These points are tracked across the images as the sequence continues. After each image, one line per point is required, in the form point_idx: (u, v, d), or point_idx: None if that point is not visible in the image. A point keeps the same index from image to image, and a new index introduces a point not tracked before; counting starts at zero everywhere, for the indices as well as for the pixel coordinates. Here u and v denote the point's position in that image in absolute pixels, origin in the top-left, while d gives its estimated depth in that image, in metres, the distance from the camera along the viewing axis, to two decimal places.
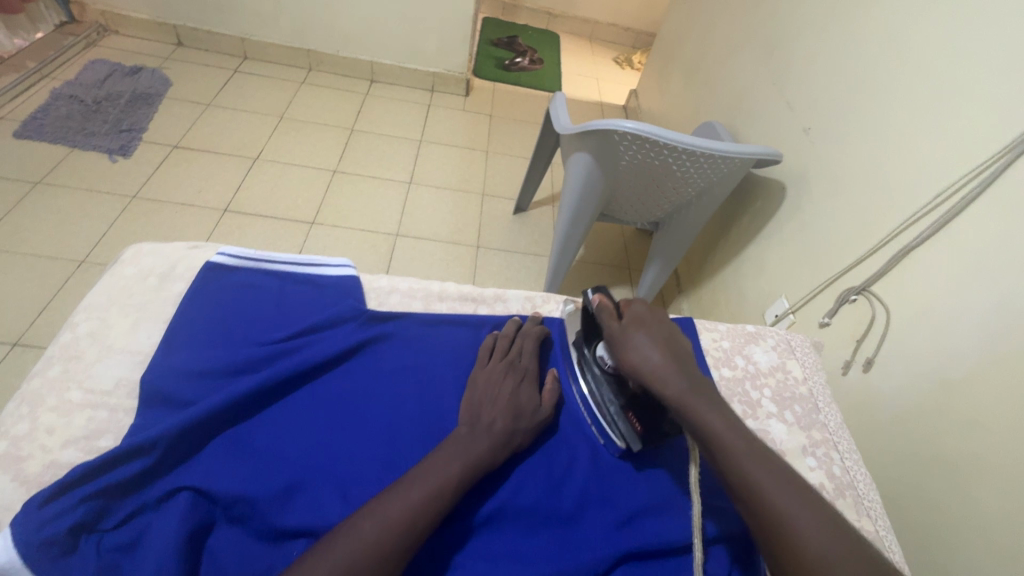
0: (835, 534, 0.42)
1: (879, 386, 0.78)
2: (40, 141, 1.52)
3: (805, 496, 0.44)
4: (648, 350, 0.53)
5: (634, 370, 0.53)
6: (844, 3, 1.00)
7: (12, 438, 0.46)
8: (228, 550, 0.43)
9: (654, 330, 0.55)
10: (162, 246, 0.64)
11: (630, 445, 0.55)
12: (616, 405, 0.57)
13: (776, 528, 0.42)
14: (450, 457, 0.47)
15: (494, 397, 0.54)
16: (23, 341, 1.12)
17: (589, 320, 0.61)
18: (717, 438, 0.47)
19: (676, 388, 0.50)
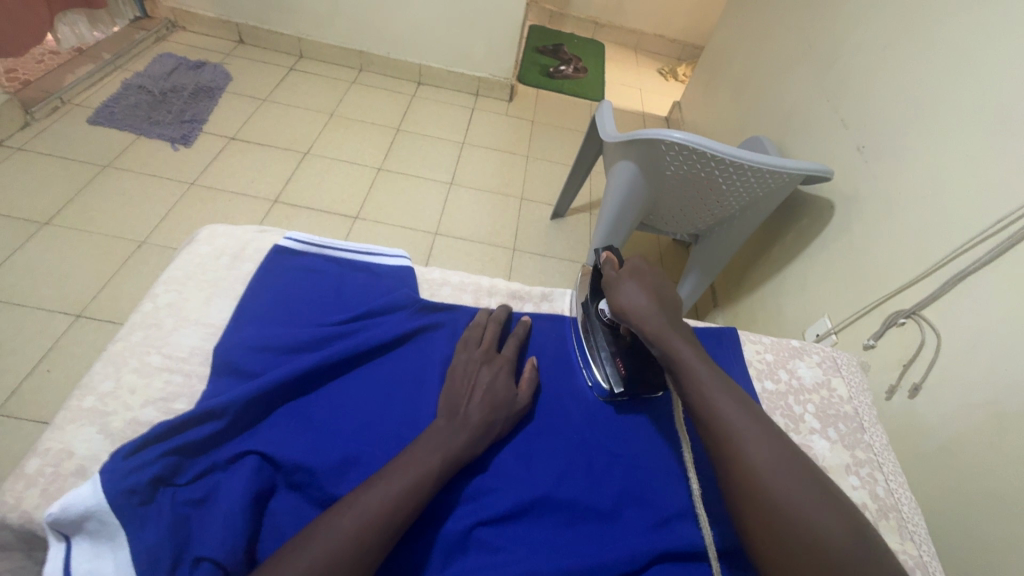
0: (780, 452, 0.46)
1: (926, 411, 0.76)
2: (111, 128, 1.62)
3: (759, 420, 0.48)
4: (635, 294, 0.58)
5: (620, 308, 0.59)
6: (906, 21, 0.98)
7: (99, 394, 0.50)
8: (288, 515, 0.46)
9: (647, 280, 0.60)
10: (233, 228, 0.69)
11: (612, 386, 0.61)
12: (607, 349, 0.63)
13: (725, 439, 0.47)
14: (431, 448, 0.48)
15: (471, 389, 0.54)
16: (86, 312, 1.20)
17: (597, 275, 0.68)
18: (689, 368, 0.51)
19: (655, 324, 0.56)
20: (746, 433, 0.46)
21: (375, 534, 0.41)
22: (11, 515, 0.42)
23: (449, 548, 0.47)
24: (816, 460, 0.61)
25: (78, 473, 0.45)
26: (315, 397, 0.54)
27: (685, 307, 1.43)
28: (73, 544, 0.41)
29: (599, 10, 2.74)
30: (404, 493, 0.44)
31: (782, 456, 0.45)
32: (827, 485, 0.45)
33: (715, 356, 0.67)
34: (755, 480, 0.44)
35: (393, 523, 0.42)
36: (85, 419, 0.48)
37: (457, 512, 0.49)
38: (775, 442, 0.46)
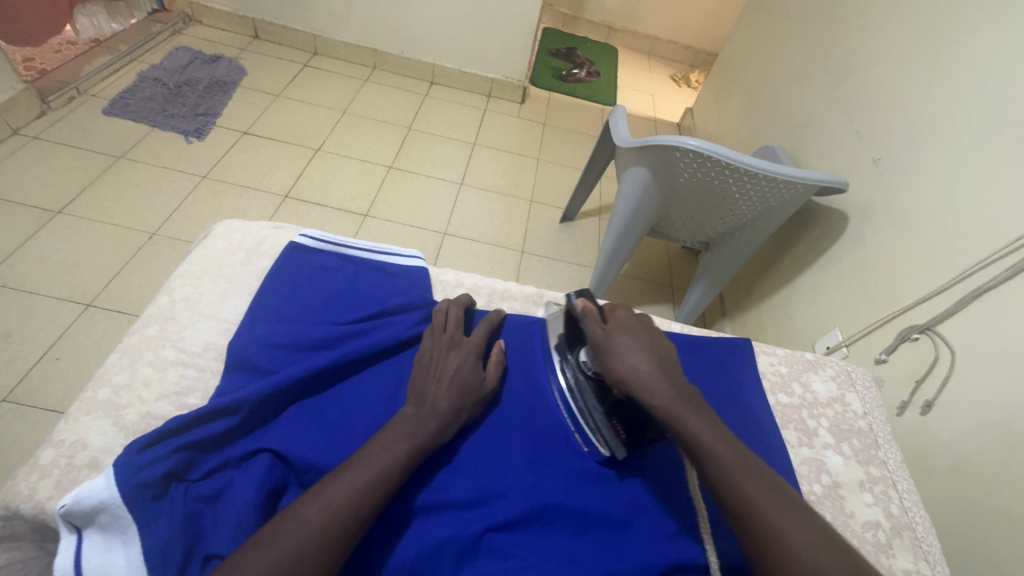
0: (831, 550, 0.40)
1: (939, 429, 0.75)
2: (125, 119, 1.63)
3: (798, 511, 0.43)
4: (634, 358, 0.53)
5: (619, 375, 0.53)
6: (926, 34, 0.97)
7: (114, 386, 0.50)
8: None
9: (640, 336, 0.55)
10: (249, 224, 0.69)
11: (614, 452, 0.55)
12: (599, 411, 0.56)
13: (769, 546, 0.41)
14: (397, 438, 0.47)
15: (437, 375, 0.53)
16: (96, 302, 1.20)
17: (574, 326, 0.61)
18: (707, 447, 0.46)
19: (664, 396, 0.50)
20: (786, 524, 0.42)
21: (336, 530, 0.40)
22: (25, 505, 0.42)
23: (458, 553, 0.46)
24: (829, 476, 0.60)
25: (91, 466, 0.45)
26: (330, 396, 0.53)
27: (693, 316, 1.42)
28: (84, 536, 0.41)
29: (613, 14, 2.74)
30: (364, 491, 0.42)
31: (832, 554, 0.40)
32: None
33: (728, 366, 0.66)
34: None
35: (354, 520, 0.41)
36: (100, 410, 0.48)
37: (471, 516, 0.49)
38: (822, 535, 0.41)
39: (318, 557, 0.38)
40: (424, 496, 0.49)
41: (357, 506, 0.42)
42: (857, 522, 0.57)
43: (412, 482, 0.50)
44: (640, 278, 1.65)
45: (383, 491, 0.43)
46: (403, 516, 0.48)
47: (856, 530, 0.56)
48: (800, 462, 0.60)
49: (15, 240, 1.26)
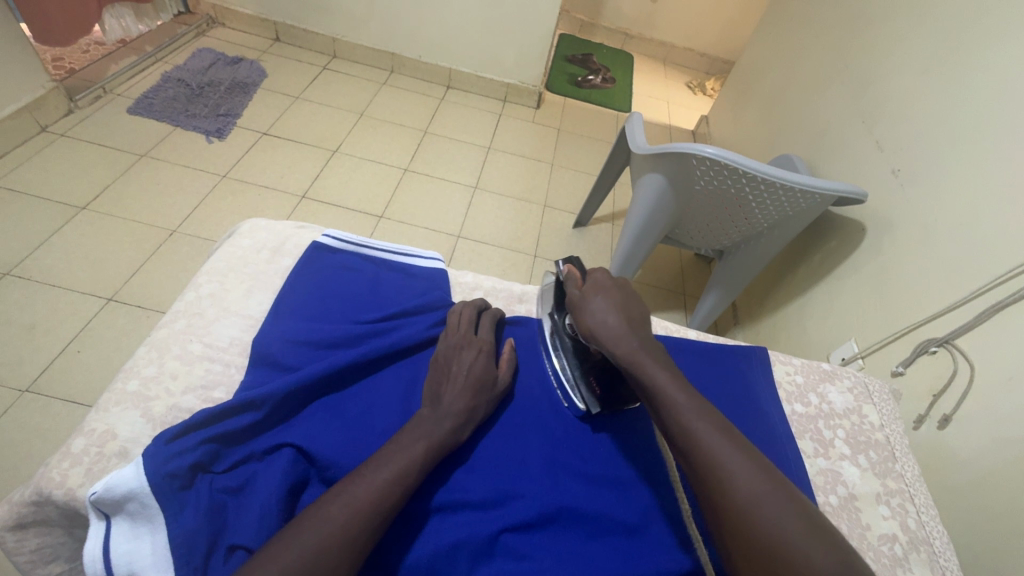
0: (768, 481, 0.41)
1: (957, 444, 0.74)
2: (148, 118, 1.67)
3: (743, 447, 0.44)
4: (604, 313, 0.55)
5: (589, 329, 0.56)
6: (949, 46, 0.97)
7: (142, 378, 0.51)
8: None
9: (613, 296, 0.57)
10: (273, 223, 0.70)
11: (589, 408, 0.59)
12: (577, 369, 0.60)
13: (709, 474, 0.42)
14: (415, 437, 0.48)
15: (451, 375, 0.54)
16: (117, 296, 1.22)
17: (561, 291, 0.65)
18: (662, 392, 0.48)
19: (627, 346, 0.52)
20: (727, 456, 0.43)
21: (359, 525, 0.40)
22: (57, 491, 0.43)
23: (477, 553, 0.47)
24: (845, 487, 0.60)
25: (120, 455, 0.46)
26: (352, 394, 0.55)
27: (705, 324, 1.42)
28: (113, 523, 0.42)
29: (629, 21, 2.75)
30: (382, 487, 0.43)
31: (769, 484, 0.41)
32: (814, 508, 0.41)
33: (744, 374, 0.66)
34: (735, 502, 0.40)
35: (376, 517, 0.41)
36: (129, 402, 0.49)
37: (488, 516, 0.49)
38: (761, 469, 0.42)
39: (342, 553, 0.39)
40: (441, 495, 0.50)
41: (377, 502, 0.42)
42: (874, 535, 0.56)
43: (428, 482, 0.51)
44: (653, 284, 1.64)
45: (405, 489, 0.44)
46: (421, 515, 0.49)
47: (872, 543, 0.55)
48: (816, 473, 0.60)
49: (41, 234, 1.29)
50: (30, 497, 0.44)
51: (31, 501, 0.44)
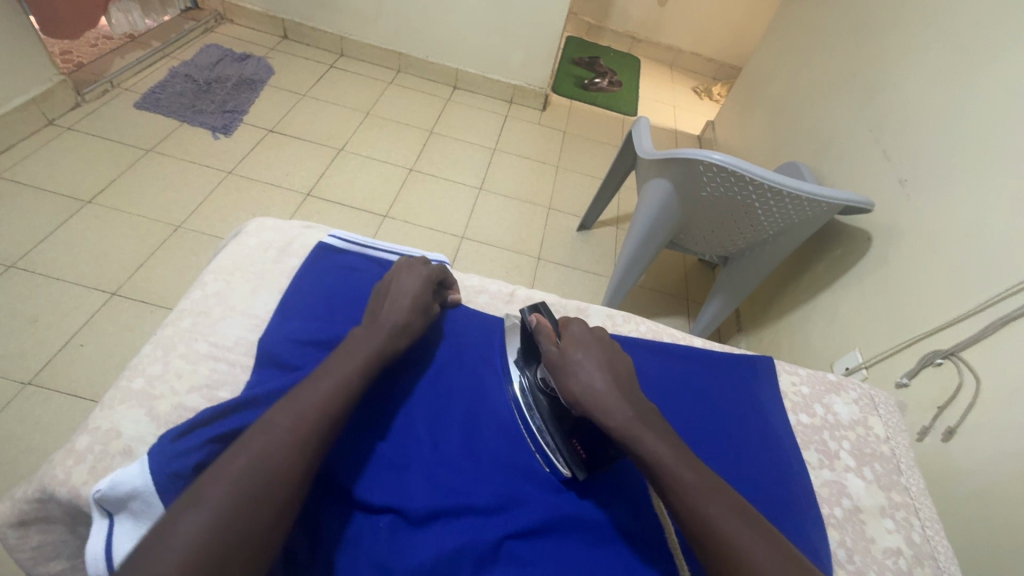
0: (796, 571, 0.40)
1: (960, 457, 0.74)
2: (155, 113, 1.67)
3: (762, 531, 0.42)
4: (591, 375, 0.51)
5: (576, 395, 0.51)
6: (959, 55, 0.96)
7: (148, 376, 0.51)
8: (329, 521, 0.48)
9: (595, 352, 0.53)
10: (280, 222, 0.70)
11: (574, 473, 0.53)
12: (558, 430, 0.54)
13: (736, 568, 0.40)
14: (352, 349, 0.50)
15: (393, 294, 0.57)
16: (121, 291, 1.23)
17: (530, 341, 0.60)
18: (669, 470, 0.45)
19: (623, 417, 0.48)
20: (751, 549, 0.40)
21: None
22: (61, 489, 0.43)
23: (480, 559, 0.46)
24: (850, 500, 0.59)
25: (124, 454, 0.46)
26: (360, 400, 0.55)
27: (708, 330, 1.41)
28: (116, 521, 0.42)
29: (637, 25, 2.75)
30: None
31: (794, 569, 0.40)
32: None
33: (748, 383, 0.66)
34: None
35: None
36: (134, 400, 0.49)
37: (493, 521, 0.49)
38: (785, 555, 0.40)
39: None
40: (448, 500, 0.49)
41: None
42: (878, 549, 0.56)
43: (431, 486, 0.50)
44: (656, 289, 1.64)
45: None
46: (423, 521, 0.48)
47: (876, 556, 0.55)
48: (821, 484, 0.60)
49: (46, 227, 1.29)
50: (34, 494, 0.44)
51: (34, 498, 0.44)
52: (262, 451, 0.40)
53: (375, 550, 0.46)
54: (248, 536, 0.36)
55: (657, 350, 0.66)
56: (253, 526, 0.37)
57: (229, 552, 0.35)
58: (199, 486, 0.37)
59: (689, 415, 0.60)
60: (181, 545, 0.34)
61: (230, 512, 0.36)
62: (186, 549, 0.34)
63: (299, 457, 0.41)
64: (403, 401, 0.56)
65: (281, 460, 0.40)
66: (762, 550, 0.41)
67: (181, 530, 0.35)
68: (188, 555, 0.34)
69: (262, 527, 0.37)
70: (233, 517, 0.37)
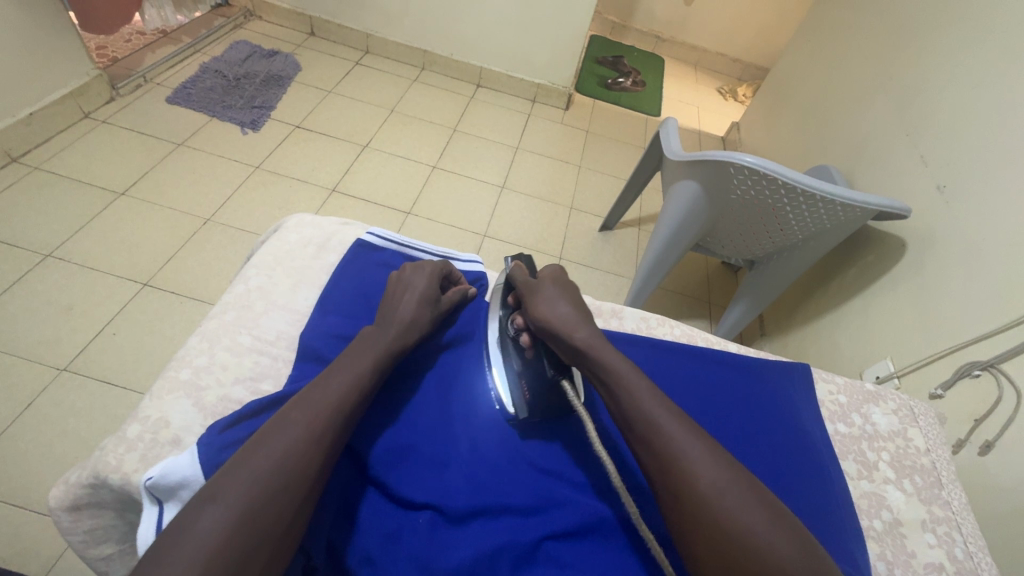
0: (733, 474, 0.40)
1: (998, 472, 0.72)
2: (187, 107, 1.70)
3: (701, 433, 0.43)
4: (557, 302, 0.54)
5: (539, 317, 0.54)
6: (1002, 58, 0.93)
7: (194, 368, 0.52)
8: (371, 516, 0.48)
9: (566, 287, 0.57)
10: (318, 218, 0.71)
11: (518, 413, 0.55)
12: (515, 368, 0.57)
13: (671, 464, 0.41)
14: (368, 351, 0.51)
15: (402, 295, 0.57)
16: (152, 282, 1.25)
17: (508, 284, 0.63)
18: (622, 382, 0.47)
19: (586, 334, 0.51)
20: (691, 452, 0.41)
21: None
22: (113, 475, 0.45)
23: (517, 557, 0.46)
24: (889, 512, 0.58)
25: (173, 443, 0.47)
26: (394, 396, 0.55)
27: (732, 334, 1.39)
28: (166, 508, 0.43)
29: (662, 24, 2.72)
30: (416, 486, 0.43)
31: (731, 474, 0.40)
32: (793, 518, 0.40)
33: (786, 391, 0.65)
34: (701, 496, 0.39)
35: None
36: (181, 390, 0.50)
37: (528, 522, 0.48)
38: (724, 462, 0.41)
39: None
40: (483, 498, 0.49)
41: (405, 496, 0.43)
42: (918, 563, 0.55)
43: (463, 484, 0.50)
44: (678, 292, 1.63)
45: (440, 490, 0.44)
46: (458, 518, 0.48)
47: (916, 570, 0.54)
48: (859, 496, 0.59)
49: (81, 218, 1.33)
50: (87, 479, 0.45)
51: (87, 483, 0.46)
52: (279, 451, 0.40)
53: (414, 546, 0.46)
54: (261, 537, 0.37)
55: (691, 354, 0.66)
56: (267, 528, 0.38)
57: (246, 548, 0.36)
58: (218, 487, 0.38)
59: (724, 421, 0.60)
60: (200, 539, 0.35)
61: (249, 507, 0.37)
62: (203, 550, 0.35)
63: (313, 459, 0.42)
64: (439, 397, 0.56)
65: (296, 462, 0.41)
66: (701, 453, 0.41)
67: (197, 531, 0.35)
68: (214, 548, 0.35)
69: (276, 528, 0.38)
70: (261, 515, 0.38)
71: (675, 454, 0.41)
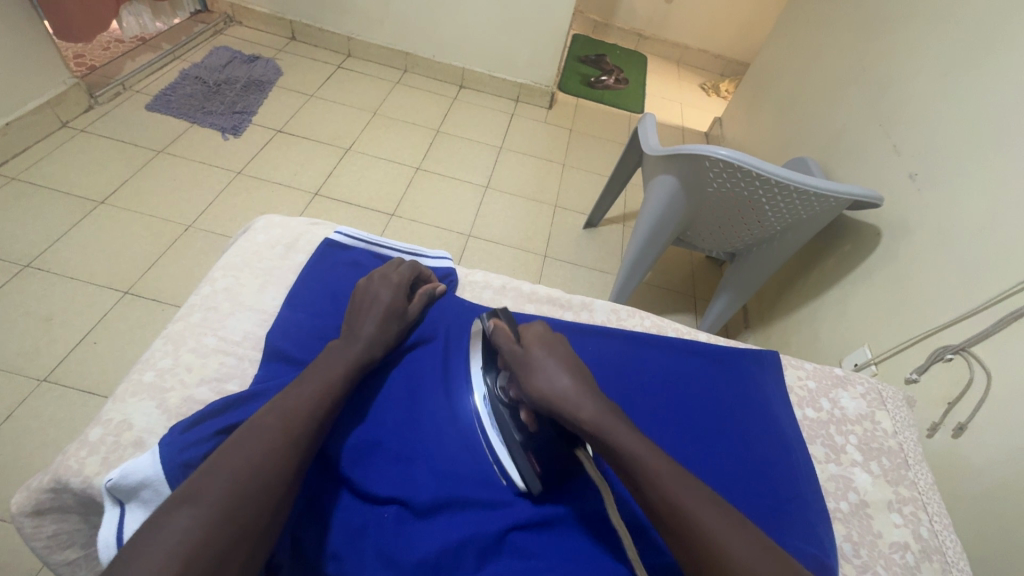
0: (772, 560, 0.39)
1: (971, 454, 0.73)
2: (166, 114, 1.69)
3: (733, 518, 0.41)
4: (555, 373, 0.50)
5: (541, 393, 0.49)
6: (970, 48, 0.95)
7: (158, 369, 0.52)
8: (339, 513, 0.48)
9: (559, 351, 0.53)
10: (287, 219, 0.71)
11: (528, 486, 0.50)
12: (516, 440, 0.51)
13: (706, 550, 0.39)
14: (333, 361, 0.51)
15: (366, 308, 0.57)
16: (132, 290, 1.25)
17: (490, 350, 0.58)
18: (638, 459, 0.44)
19: (592, 408, 0.47)
20: (726, 537, 0.39)
21: None
22: (74, 479, 0.45)
23: (484, 549, 0.46)
24: (856, 494, 0.59)
25: (136, 445, 0.47)
26: (365, 393, 0.56)
27: (716, 327, 1.40)
28: (128, 509, 0.43)
29: (644, 22, 2.73)
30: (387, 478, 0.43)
31: (770, 558, 0.39)
32: None
33: (756, 377, 0.66)
34: None
35: None
36: (145, 393, 0.50)
37: (495, 514, 0.48)
38: (761, 546, 0.40)
39: None
40: (449, 490, 0.49)
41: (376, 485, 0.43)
42: (884, 543, 0.56)
43: (430, 479, 0.50)
44: (663, 286, 1.64)
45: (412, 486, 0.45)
46: (426, 512, 0.48)
47: (883, 551, 0.55)
48: (827, 479, 0.60)
49: (60, 227, 1.32)
50: (48, 484, 0.45)
51: (49, 487, 0.46)
52: (253, 452, 0.40)
53: (381, 540, 0.47)
54: (239, 532, 0.37)
55: (660, 344, 0.67)
56: (245, 525, 0.37)
57: (224, 549, 0.36)
58: (195, 487, 0.38)
59: (696, 410, 0.60)
60: (177, 539, 0.34)
61: (228, 509, 0.37)
62: (180, 548, 0.34)
63: (287, 458, 0.42)
64: (407, 394, 0.56)
65: (268, 461, 0.41)
66: (733, 534, 0.40)
67: (174, 529, 0.35)
68: (192, 548, 0.34)
69: (254, 526, 0.38)
70: (240, 516, 0.37)
71: (709, 540, 0.39)
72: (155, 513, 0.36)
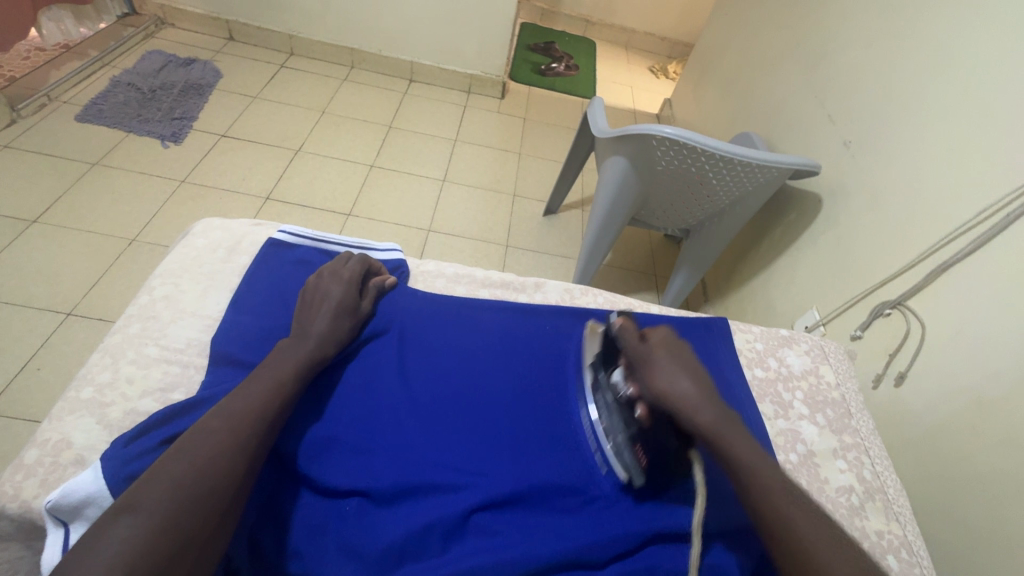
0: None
1: (911, 400, 0.77)
2: (99, 124, 1.61)
3: (838, 539, 0.42)
4: (677, 376, 0.51)
5: (662, 393, 0.51)
6: (892, 18, 1.00)
7: (97, 385, 0.51)
8: (301, 511, 0.48)
9: (681, 356, 0.54)
10: (228, 222, 0.69)
11: (632, 478, 0.52)
12: (628, 431, 0.53)
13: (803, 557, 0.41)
14: (283, 359, 0.50)
15: (318, 305, 0.56)
16: (75, 310, 1.18)
17: (609, 345, 0.60)
18: (749, 469, 0.46)
19: (709, 414, 0.49)
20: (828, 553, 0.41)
21: None
22: (10, 505, 0.43)
23: (446, 532, 0.47)
24: (804, 445, 0.63)
25: (77, 463, 0.46)
26: (319, 390, 0.55)
27: (676, 302, 1.44)
28: (72, 529, 0.41)
29: (590, 8, 2.75)
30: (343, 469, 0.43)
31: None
32: None
33: (705, 343, 0.68)
34: None
35: None
36: (83, 409, 0.49)
37: (457, 496, 0.49)
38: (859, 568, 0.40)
39: None
40: (409, 477, 0.49)
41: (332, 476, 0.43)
42: (832, 487, 0.60)
43: (388, 469, 0.50)
44: (624, 267, 1.67)
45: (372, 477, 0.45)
46: (389, 501, 0.48)
47: (830, 495, 0.59)
48: (776, 433, 0.63)
49: None
50: None
51: None
52: (199, 455, 0.40)
53: (344, 532, 0.47)
54: (188, 533, 0.36)
55: None
56: (192, 527, 0.37)
57: (168, 554, 0.35)
58: (135, 494, 0.36)
59: None
60: (117, 548, 0.33)
61: (171, 512, 0.36)
62: (121, 555, 0.33)
63: (236, 458, 0.41)
64: (362, 388, 0.56)
65: (214, 463, 0.40)
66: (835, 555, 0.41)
67: (115, 537, 0.34)
68: (134, 555, 0.33)
69: (201, 528, 0.37)
70: (185, 518, 0.37)
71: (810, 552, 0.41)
72: (95, 525, 0.35)
